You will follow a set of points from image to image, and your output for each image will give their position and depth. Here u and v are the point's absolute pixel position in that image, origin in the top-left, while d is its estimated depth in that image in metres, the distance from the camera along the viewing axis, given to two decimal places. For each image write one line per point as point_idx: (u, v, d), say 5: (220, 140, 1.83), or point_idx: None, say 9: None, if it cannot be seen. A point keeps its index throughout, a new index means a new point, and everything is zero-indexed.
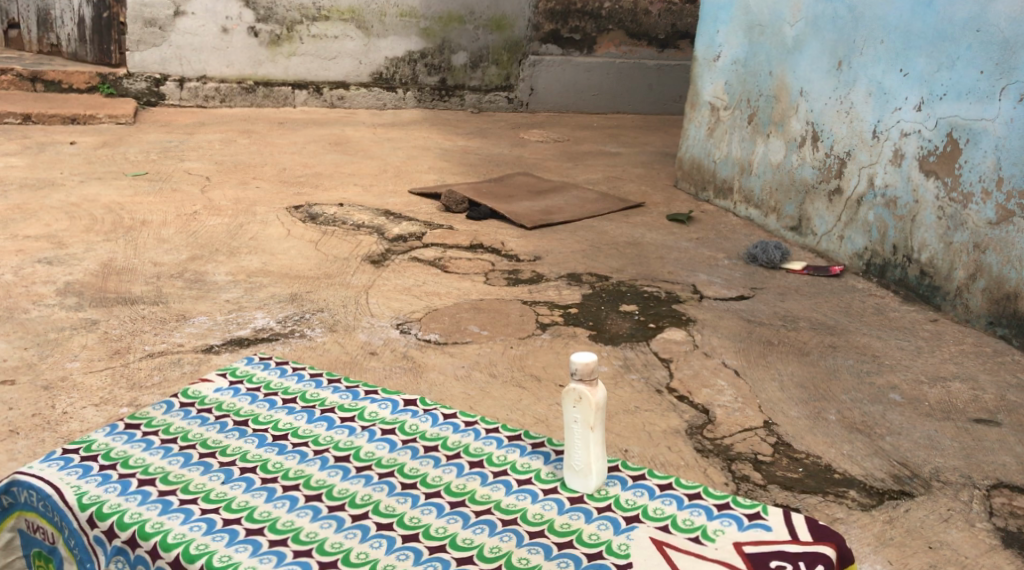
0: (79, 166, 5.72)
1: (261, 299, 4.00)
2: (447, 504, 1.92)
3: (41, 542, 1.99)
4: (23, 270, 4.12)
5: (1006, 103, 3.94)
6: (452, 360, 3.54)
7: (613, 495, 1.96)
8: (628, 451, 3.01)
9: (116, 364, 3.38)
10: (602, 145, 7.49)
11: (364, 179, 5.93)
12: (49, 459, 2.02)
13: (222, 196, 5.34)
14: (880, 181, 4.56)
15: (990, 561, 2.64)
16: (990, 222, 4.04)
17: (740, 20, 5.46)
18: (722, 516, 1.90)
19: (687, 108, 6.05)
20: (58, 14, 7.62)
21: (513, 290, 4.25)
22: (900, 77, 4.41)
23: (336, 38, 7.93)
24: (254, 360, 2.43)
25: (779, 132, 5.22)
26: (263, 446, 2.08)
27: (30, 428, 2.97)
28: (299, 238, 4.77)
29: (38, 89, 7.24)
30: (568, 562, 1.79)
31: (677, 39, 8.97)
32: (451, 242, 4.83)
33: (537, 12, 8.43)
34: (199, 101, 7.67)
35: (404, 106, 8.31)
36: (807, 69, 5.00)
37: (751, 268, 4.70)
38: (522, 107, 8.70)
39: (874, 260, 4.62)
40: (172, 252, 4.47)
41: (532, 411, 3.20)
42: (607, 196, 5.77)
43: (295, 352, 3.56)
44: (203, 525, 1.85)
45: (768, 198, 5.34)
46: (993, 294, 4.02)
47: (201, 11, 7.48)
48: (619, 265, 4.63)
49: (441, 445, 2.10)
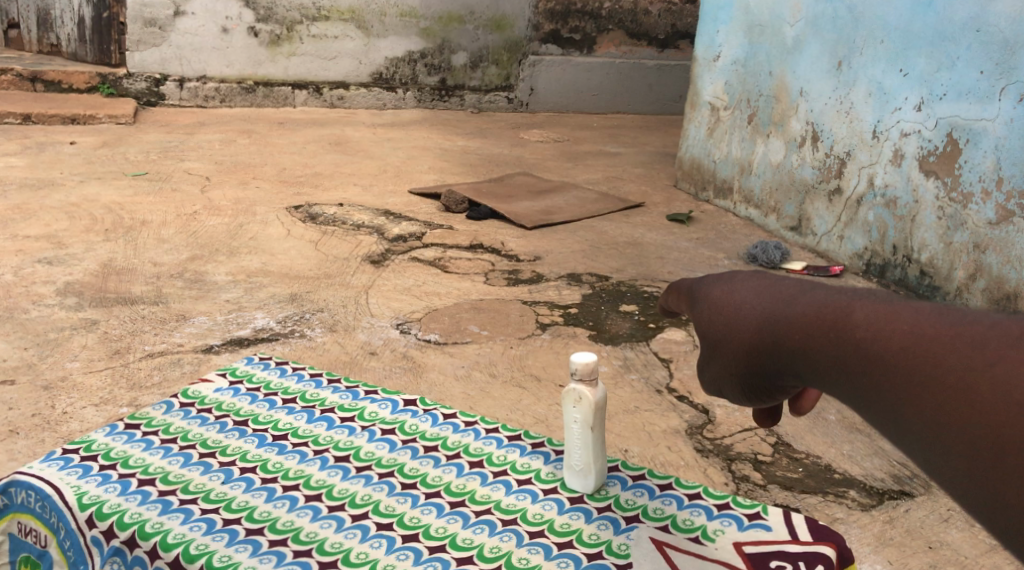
0: (79, 166, 5.72)
1: (260, 299, 4.00)
2: (447, 504, 1.92)
3: (31, 546, 1.99)
4: (23, 270, 4.12)
5: (1006, 103, 3.93)
6: (452, 360, 3.54)
7: (613, 495, 1.96)
8: (628, 452, 3.01)
9: (116, 364, 3.38)
10: (602, 145, 7.49)
11: (364, 178, 5.93)
12: (49, 459, 2.02)
13: (222, 196, 5.34)
14: (880, 181, 4.57)
15: (989, 561, 2.63)
16: (990, 223, 4.03)
17: (740, 20, 5.47)
18: (722, 517, 1.90)
19: (687, 108, 6.06)
20: (58, 14, 7.62)
21: (513, 290, 4.25)
22: (900, 77, 4.41)
23: (336, 38, 7.94)
24: (253, 360, 2.44)
25: (779, 132, 5.24)
26: (263, 446, 2.08)
27: (30, 428, 2.97)
28: (299, 238, 4.78)
29: (38, 89, 7.21)
30: (568, 562, 1.78)
31: (676, 39, 9.01)
32: (451, 242, 4.84)
33: (537, 12, 8.44)
34: (199, 101, 7.65)
35: (404, 106, 8.31)
36: (807, 69, 5.00)
37: (751, 268, 4.70)
38: (522, 107, 8.71)
39: (874, 260, 4.63)
40: (172, 252, 4.47)
41: (532, 411, 3.20)
42: (607, 196, 5.77)
43: (295, 352, 3.56)
44: (202, 525, 1.84)
45: (768, 198, 5.35)
46: (993, 294, 4.02)
47: (200, 11, 7.45)
48: (619, 265, 4.63)
49: (441, 445, 2.10)
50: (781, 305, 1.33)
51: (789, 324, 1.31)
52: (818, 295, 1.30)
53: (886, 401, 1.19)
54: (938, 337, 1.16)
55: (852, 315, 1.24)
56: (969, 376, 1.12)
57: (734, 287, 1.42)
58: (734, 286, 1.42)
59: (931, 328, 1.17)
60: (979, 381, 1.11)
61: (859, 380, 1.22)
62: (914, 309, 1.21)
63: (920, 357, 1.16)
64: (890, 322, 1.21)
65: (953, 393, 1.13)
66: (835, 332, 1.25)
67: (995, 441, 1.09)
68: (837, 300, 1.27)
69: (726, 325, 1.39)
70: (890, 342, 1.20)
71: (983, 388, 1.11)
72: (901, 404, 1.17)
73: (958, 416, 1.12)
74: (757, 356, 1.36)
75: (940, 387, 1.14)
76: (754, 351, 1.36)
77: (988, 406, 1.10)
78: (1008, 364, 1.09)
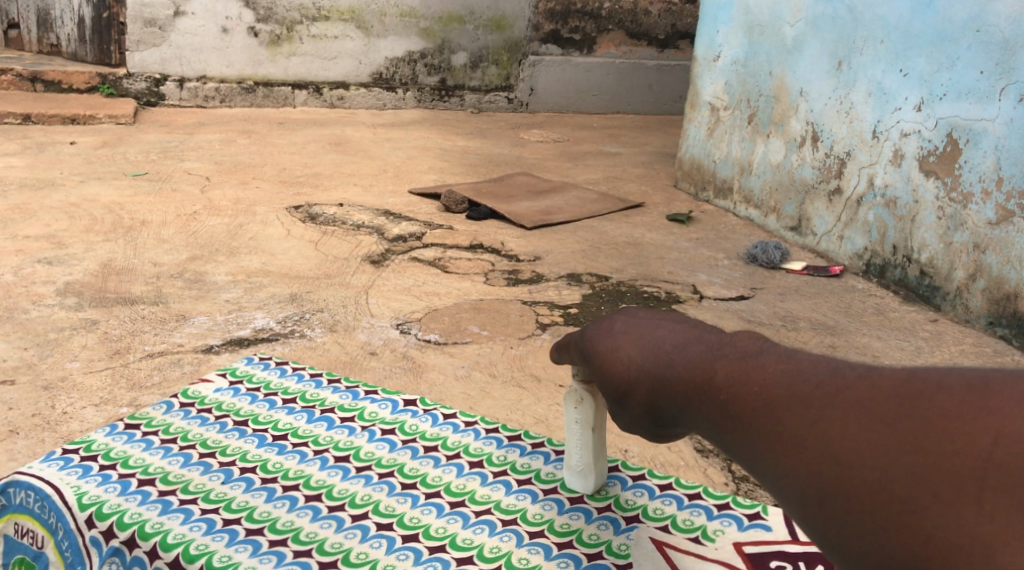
0: (79, 166, 5.72)
1: (260, 299, 4.00)
2: (447, 504, 1.92)
3: (27, 547, 1.99)
4: (23, 270, 4.12)
5: (1006, 103, 3.93)
6: (452, 360, 3.54)
7: (614, 495, 1.96)
8: (628, 451, 3.00)
9: (116, 364, 3.38)
10: (602, 145, 7.50)
11: (364, 178, 5.93)
12: (48, 459, 2.02)
13: (222, 197, 5.35)
14: (880, 181, 4.57)
15: None
16: (990, 223, 4.03)
17: (740, 20, 5.47)
18: (722, 516, 1.90)
19: (687, 108, 6.07)
20: (58, 15, 7.62)
21: (513, 290, 4.25)
22: (900, 77, 4.41)
23: (336, 38, 7.94)
24: (253, 361, 2.44)
25: (779, 132, 5.24)
26: (263, 446, 2.08)
27: (30, 428, 2.96)
28: (299, 238, 4.78)
29: (38, 89, 7.20)
30: (568, 562, 1.79)
31: (676, 39, 9.05)
32: (451, 242, 4.84)
33: (537, 12, 8.45)
34: (199, 101, 7.64)
35: (404, 106, 8.32)
36: (806, 70, 5.00)
37: (751, 268, 4.70)
38: (522, 107, 8.72)
39: (874, 260, 4.63)
40: (172, 252, 4.47)
41: (532, 411, 3.20)
42: (607, 196, 5.78)
43: (295, 352, 3.56)
44: (202, 524, 1.84)
45: (768, 198, 5.35)
46: (993, 294, 4.02)
47: (200, 11, 7.44)
48: (619, 266, 4.63)
49: (441, 445, 2.10)
50: (663, 364, 1.37)
51: (668, 382, 1.34)
52: (692, 354, 1.34)
53: (738, 456, 1.23)
54: (782, 392, 1.20)
55: (716, 376, 1.28)
56: (806, 427, 1.16)
57: (618, 341, 1.46)
58: (618, 344, 1.46)
59: (774, 384, 1.21)
60: (814, 437, 1.15)
61: (718, 434, 1.26)
62: (762, 365, 1.25)
63: (764, 413, 1.20)
64: (743, 378, 1.25)
65: (791, 446, 1.17)
66: (702, 391, 1.29)
67: (828, 492, 1.13)
68: (703, 358, 1.32)
69: (616, 382, 1.43)
70: (741, 400, 1.23)
71: (814, 443, 1.15)
72: (750, 458, 1.20)
73: (797, 469, 1.16)
74: (649, 411, 1.38)
75: (782, 440, 1.18)
76: (642, 407, 1.39)
77: (819, 460, 1.14)
78: (837, 422, 1.14)
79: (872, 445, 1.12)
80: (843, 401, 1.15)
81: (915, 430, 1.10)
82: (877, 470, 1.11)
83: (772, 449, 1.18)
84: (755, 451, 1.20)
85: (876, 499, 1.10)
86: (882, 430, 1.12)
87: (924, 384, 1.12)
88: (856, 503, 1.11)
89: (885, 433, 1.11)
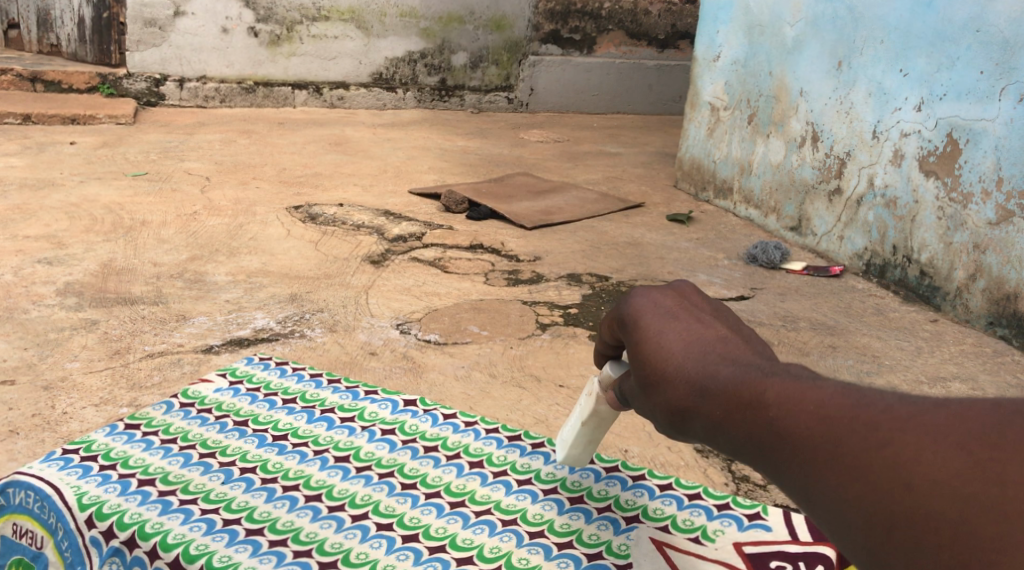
0: (79, 166, 5.72)
1: (261, 299, 4.00)
2: (447, 503, 1.92)
3: (25, 548, 1.99)
4: (23, 270, 4.12)
5: (1006, 103, 3.92)
6: (452, 360, 3.54)
7: (613, 495, 1.96)
8: (628, 452, 3.01)
9: (116, 364, 3.38)
10: (602, 145, 7.50)
11: (364, 178, 5.93)
12: (49, 459, 2.02)
13: (222, 197, 5.35)
14: (881, 181, 4.57)
15: None
16: (990, 223, 4.03)
17: (740, 20, 5.47)
18: (722, 516, 1.90)
19: (687, 108, 6.07)
20: (58, 15, 7.62)
21: (513, 290, 4.25)
22: (900, 77, 4.41)
23: (336, 38, 7.93)
24: (254, 360, 2.44)
25: (779, 132, 5.24)
26: (263, 446, 2.08)
27: (30, 428, 2.97)
28: (299, 238, 4.78)
29: (38, 89, 7.19)
30: (568, 562, 1.79)
31: (676, 39, 9.07)
32: (451, 242, 4.84)
33: (537, 12, 8.45)
34: (199, 101, 7.64)
35: (404, 106, 8.32)
36: (807, 70, 5.00)
37: (751, 268, 4.70)
38: (522, 107, 8.73)
39: (874, 260, 4.64)
40: (172, 252, 4.47)
41: (532, 411, 3.20)
42: (607, 196, 5.78)
43: (295, 352, 3.56)
44: (202, 525, 1.84)
45: (768, 198, 5.35)
46: (993, 294, 4.02)
47: (200, 11, 7.43)
48: (619, 266, 4.63)
49: (441, 445, 2.10)
50: (710, 378, 1.37)
51: (715, 397, 1.34)
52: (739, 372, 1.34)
53: (800, 476, 1.24)
54: (845, 415, 1.22)
55: (771, 396, 1.29)
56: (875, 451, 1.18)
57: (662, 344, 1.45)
58: (659, 351, 1.45)
59: (838, 406, 1.23)
60: (885, 463, 1.17)
61: (774, 455, 1.27)
62: (823, 388, 1.27)
63: (829, 435, 1.22)
64: (803, 399, 1.26)
65: (861, 471, 1.19)
66: (756, 409, 1.29)
67: (902, 518, 1.16)
68: (755, 377, 1.32)
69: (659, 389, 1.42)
70: (802, 422, 1.25)
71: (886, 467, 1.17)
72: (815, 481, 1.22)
73: (865, 493, 1.18)
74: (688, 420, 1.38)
75: (850, 464, 1.20)
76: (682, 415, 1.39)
77: (894, 486, 1.16)
78: (910, 447, 1.17)
79: (949, 474, 1.14)
80: (914, 425, 1.17)
81: (996, 458, 1.13)
82: (957, 500, 1.13)
83: (841, 473, 1.20)
84: (819, 474, 1.22)
85: (956, 528, 1.13)
86: (960, 457, 1.14)
87: (1003, 415, 1.15)
88: (933, 530, 1.14)
89: (964, 458, 1.14)
